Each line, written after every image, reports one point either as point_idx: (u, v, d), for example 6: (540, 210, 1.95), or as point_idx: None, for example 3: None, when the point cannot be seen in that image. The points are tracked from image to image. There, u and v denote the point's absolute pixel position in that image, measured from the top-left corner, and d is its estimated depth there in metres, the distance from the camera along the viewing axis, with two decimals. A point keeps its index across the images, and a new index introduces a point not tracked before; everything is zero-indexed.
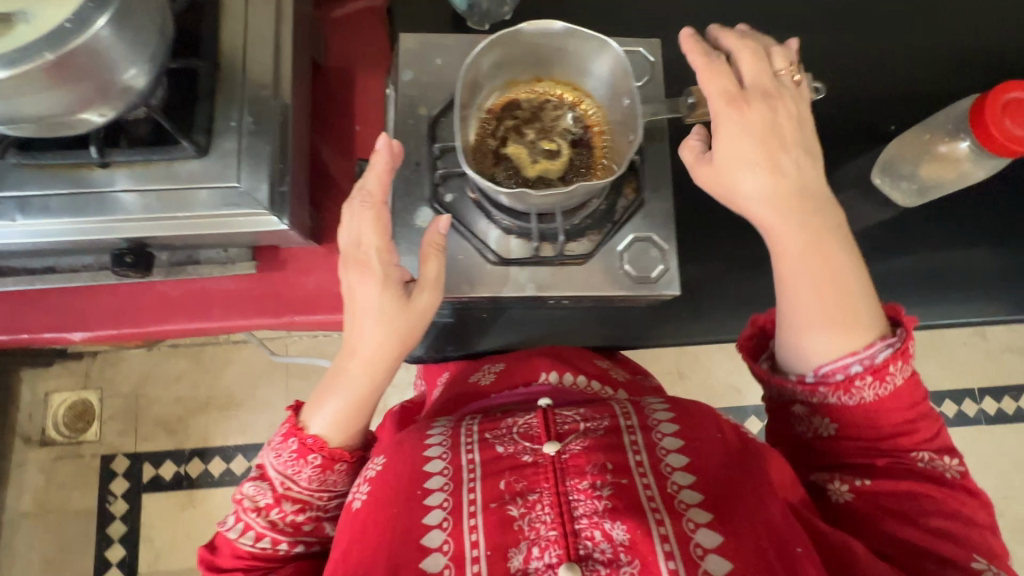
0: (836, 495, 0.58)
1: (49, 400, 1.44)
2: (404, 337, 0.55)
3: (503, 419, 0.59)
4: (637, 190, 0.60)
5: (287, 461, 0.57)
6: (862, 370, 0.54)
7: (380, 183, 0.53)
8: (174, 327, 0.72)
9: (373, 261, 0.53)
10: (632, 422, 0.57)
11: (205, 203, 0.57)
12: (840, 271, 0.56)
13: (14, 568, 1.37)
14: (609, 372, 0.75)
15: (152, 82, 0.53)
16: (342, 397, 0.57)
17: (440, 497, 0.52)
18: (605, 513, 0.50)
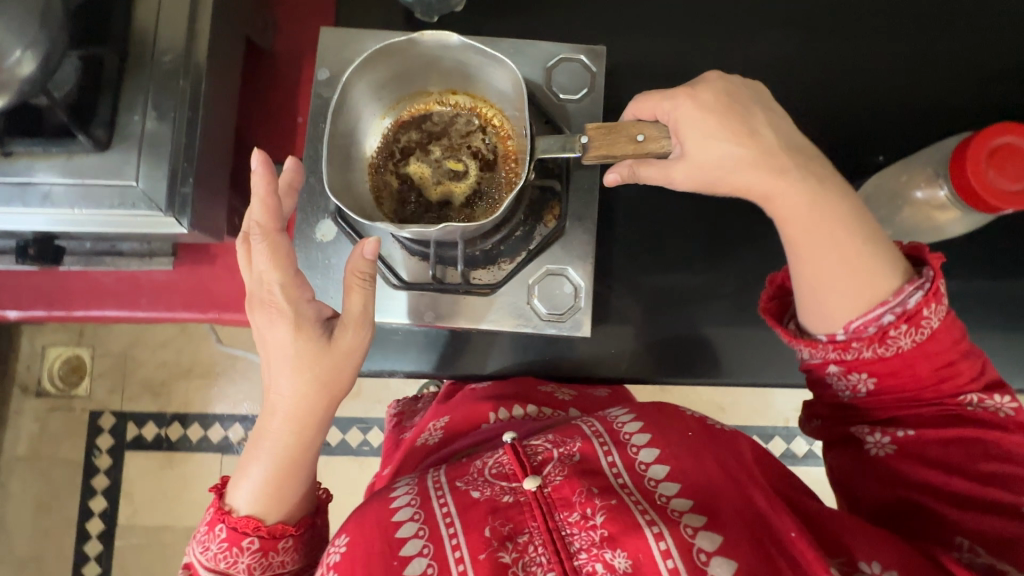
0: (874, 448, 0.50)
1: (45, 354, 1.42)
2: (327, 381, 0.50)
3: (471, 463, 0.53)
4: (559, 217, 0.57)
5: (219, 554, 0.52)
6: (894, 319, 0.45)
7: (265, 209, 0.47)
8: (102, 313, 0.71)
9: (278, 300, 0.49)
10: (603, 437, 0.51)
11: (101, 200, 0.55)
12: (842, 222, 0.48)
13: (6, 508, 1.38)
14: (555, 395, 0.66)
15: (47, 68, 0.51)
16: (266, 462, 0.52)
17: (422, 561, 0.45)
18: (605, 544, 0.44)
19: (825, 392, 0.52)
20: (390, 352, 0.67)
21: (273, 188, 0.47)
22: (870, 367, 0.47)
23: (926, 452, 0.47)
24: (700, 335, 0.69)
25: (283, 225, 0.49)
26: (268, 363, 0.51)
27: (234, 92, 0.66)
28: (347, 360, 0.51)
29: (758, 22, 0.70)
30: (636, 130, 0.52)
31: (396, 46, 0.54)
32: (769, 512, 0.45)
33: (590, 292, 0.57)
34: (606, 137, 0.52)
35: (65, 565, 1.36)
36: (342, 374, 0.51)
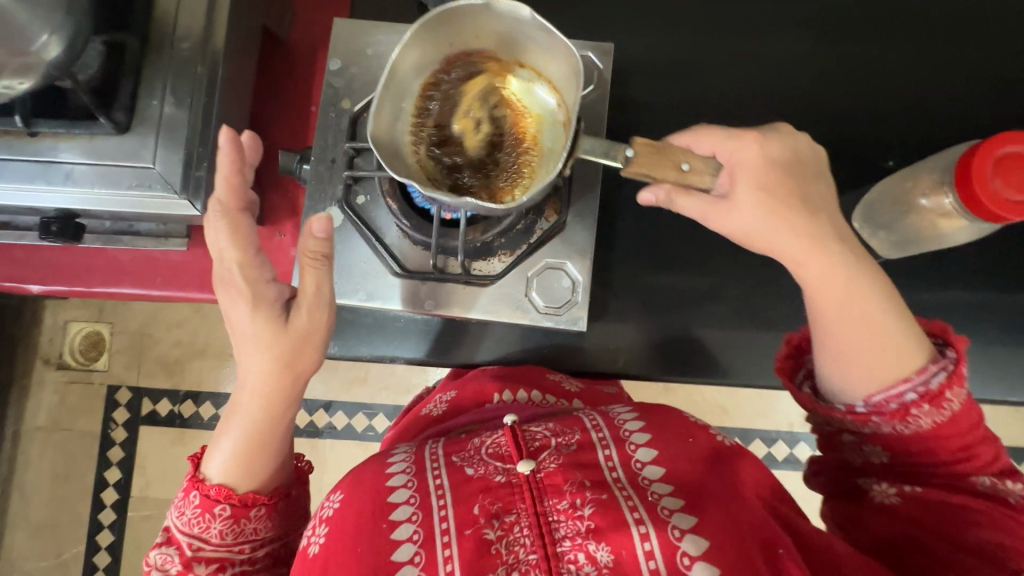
0: (878, 497, 0.50)
1: (67, 328, 1.47)
2: (290, 363, 0.52)
3: (469, 440, 0.54)
4: (560, 212, 0.58)
5: (193, 520, 0.54)
6: (917, 397, 0.47)
7: (229, 187, 0.49)
8: (119, 291, 0.74)
9: (237, 279, 0.50)
10: (604, 435, 0.52)
11: (120, 182, 0.57)
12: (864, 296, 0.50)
13: (25, 475, 1.43)
14: (561, 383, 0.66)
15: (70, 54, 0.53)
16: (238, 436, 0.54)
17: (409, 528, 0.47)
18: (590, 535, 0.45)
19: (836, 454, 0.54)
20: (390, 338, 0.69)
21: (238, 162, 0.50)
22: (885, 440, 0.49)
23: (929, 513, 0.48)
24: (700, 335, 0.69)
25: (246, 204, 0.51)
26: (235, 342, 0.53)
27: (249, 80, 0.67)
28: (307, 341, 0.52)
29: (772, 22, 0.70)
30: (684, 158, 0.50)
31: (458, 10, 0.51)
32: (762, 526, 0.46)
33: (588, 288, 0.58)
34: (652, 157, 0.50)
35: (78, 532, 1.41)
36: (306, 356, 0.53)
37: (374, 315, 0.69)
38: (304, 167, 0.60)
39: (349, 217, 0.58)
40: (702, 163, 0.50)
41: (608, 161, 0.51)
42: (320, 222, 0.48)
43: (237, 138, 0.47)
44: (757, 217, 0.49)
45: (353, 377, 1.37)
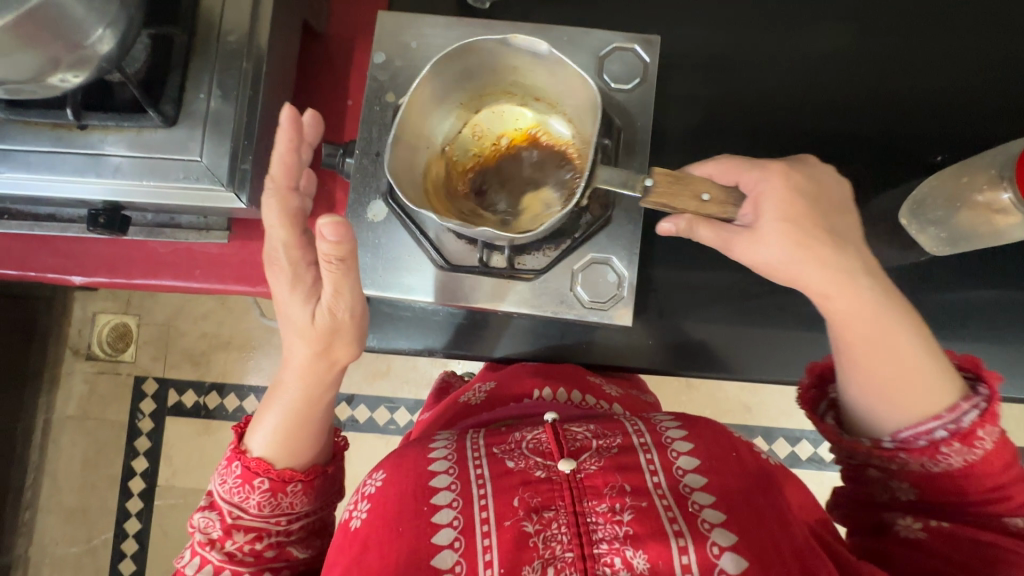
0: (903, 530, 0.50)
1: (96, 320, 1.49)
2: (325, 351, 0.53)
3: (511, 433, 0.54)
4: (605, 206, 0.58)
5: (234, 488, 0.54)
6: (947, 435, 0.47)
7: (282, 167, 0.48)
8: (158, 282, 0.75)
9: (281, 258, 0.50)
10: (646, 440, 0.51)
11: (170, 174, 0.58)
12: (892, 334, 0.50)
13: (55, 463, 1.46)
14: (603, 387, 0.68)
15: (122, 47, 0.53)
16: (279, 412, 0.55)
17: (450, 513, 0.47)
18: (628, 540, 0.45)
19: (860, 488, 0.53)
20: (428, 332, 0.69)
21: (296, 142, 0.48)
22: (914, 476, 0.49)
23: (960, 552, 0.47)
24: (739, 331, 0.69)
25: (298, 182, 0.49)
26: (281, 322, 0.54)
27: (290, 74, 0.68)
28: (338, 331, 0.52)
29: (813, 16, 0.69)
30: (703, 188, 0.51)
31: (488, 42, 0.55)
32: (804, 550, 0.45)
33: (634, 283, 0.58)
34: (672, 185, 0.50)
35: (107, 520, 1.44)
36: (339, 346, 0.53)
37: (413, 309, 0.68)
38: (347, 161, 0.60)
39: (395, 210, 0.59)
40: (724, 193, 0.51)
41: (625, 190, 0.52)
42: (327, 226, 0.41)
43: (298, 116, 0.46)
44: (771, 210, 0.50)
45: (376, 370, 1.38)
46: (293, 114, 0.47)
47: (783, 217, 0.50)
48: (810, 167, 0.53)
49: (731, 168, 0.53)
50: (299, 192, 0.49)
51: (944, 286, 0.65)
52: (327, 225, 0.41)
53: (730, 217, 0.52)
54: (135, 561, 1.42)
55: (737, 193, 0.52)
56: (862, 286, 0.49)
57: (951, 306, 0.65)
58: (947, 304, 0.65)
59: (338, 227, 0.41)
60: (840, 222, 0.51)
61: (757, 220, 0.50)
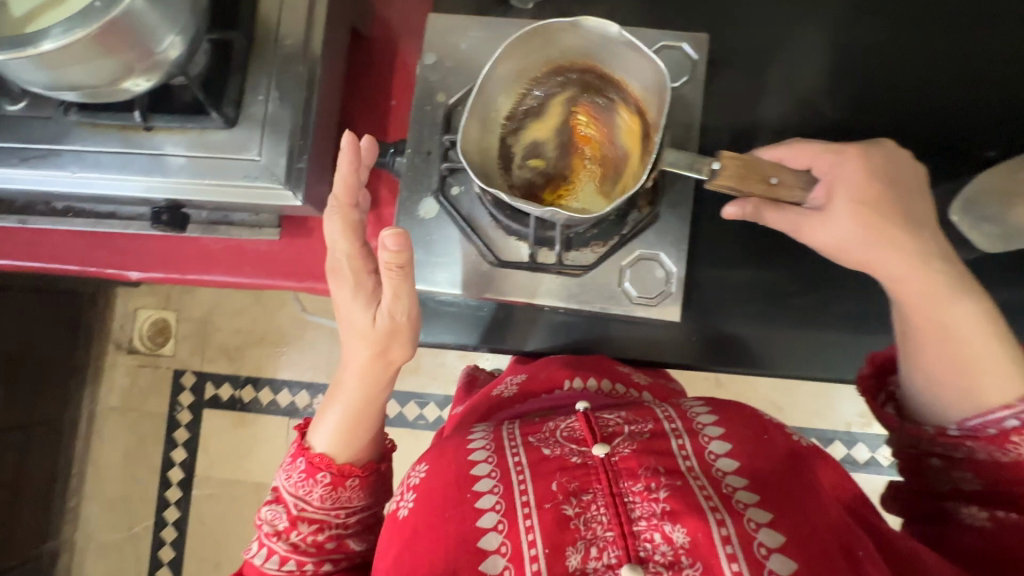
0: (968, 519, 0.49)
1: (137, 315, 1.55)
2: (382, 352, 0.54)
3: (544, 423, 0.54)
4: (652, 203, 0.58)
5: (298, 482, 0.57)
6: (1020, 425, 0.46)
7: (344, 185, 0.49)
8: (210, 278, 0.77)
9: (343, 267, 0.52)
10: (676, 425, 0.51)
11: (231, 173, 0.60)
12: (960, 322, 0.49)
13: (99, 452, 1.52)
14: (631, 376, 0.68)
15: (189, 52, 0.55)
16: (340, 410, 0.57)
17: (492, 498, 0.47)
18: (666, 517, 0.44)
19: (922, 480, 0.53)
20: (472, 327, 0.70)
21: (356, 164, 0.49)
22: (978, 466, 0.48)
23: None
24: (781, 328, 0.68)
25: (358, 200, 0.51)
26: (342, 327, 0.56)
27: (339, 76, 0.70)
28: (397, 333, 0.53)
29: (859, 12, 0.68)
30: (772, 172, 0.51)
31: (560, 24, 0.55)
32: (841, 526, 0.45)
33: (683, 279, 0.58)
34: (741, 170, 0.50)
35: (148, 508, 1.49)
36: (396, 348, 0.55)
37: (457, 305, 0.70)
38: (398, 159, 0.62)
39: (446, 207, 0.60)
40: (792, 177, 0.51)
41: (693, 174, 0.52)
42: (389, 237, 0.44)
43: (356, 141, 0.46)
44: (844, 191, 0.50)
45: (406, 365, 1.40)
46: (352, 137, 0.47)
47: (857, 200, 0.49)
48: (883, 151, 0.52)
49: (800, 151, 0.53)
50: (359, 208, 0.52)
51: (997, 284, 0.64)
52: (390, 235, 0.44)
53: (799, 200, 0.52)
54: (174, 548, 1.47)
55: (809, 176, 0.52)
56: (932, 271, 0.49)
57: (1004, 304, 0.63)
58: (1000, 302, 0.64)
59: (399, 237, 0.44)
60: (914, 208, 0.50)
61: (830, 202, 0.51)
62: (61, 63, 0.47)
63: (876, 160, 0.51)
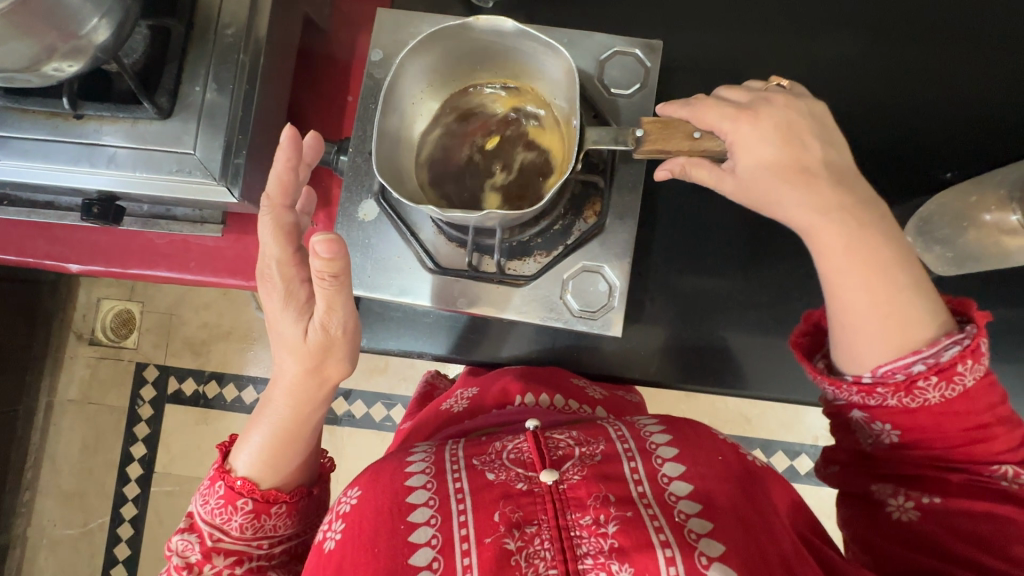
0: (895, 512, 0.47)
1: (100, 305, 1.50)
2: (316, 370, 0.52)
3: (491, 443, 0.51)
4: (599, 213, 0.58)
5: (215, 509, 0.55)
6: (925, 369, 0.43)
7: (279, 182, 0.47)
8: (153, 273, 0.74)
9: (274, 275, 0.49)
10: (629, 447, 0.49)
11: (163, 166, 0.57)
12: (875, 264, 0.45)
13: (54, 445, 1.47)
14: (586, 389, 0.66)
15: (118, 38, 0.52)
16: (265, 430, 0.55)
17: (428, 532, 0.44)
18: (613, 554, 0.42)
19: (847, 437, 0.50)
20: (418, 334, 0.67)
21: (295, 161, 0.47)
22: (893, 416, 0.45)
23: (954, 527, 0.44)
24: (731, 344, 0.67)
25: (294, 201, 0.49)
26: (273, 339, 0.53)
27: (289, 69, 0.68)
28: (329, 351, 0.51)
29: (820, 25, 0.68)
30: (692, 127, 0.52)
31: (452, 28, 0.53)
32: (791, 556, 0.43)
33: (625, 293, 0.57)
34: (661, 131, 0.52)
35: (104, 504, 1.44)
36: (332, 364, 0.52)
37: (404, 310, 0.68)
38: (341, 158, 0.61)
39: (386, 211, 0.59)
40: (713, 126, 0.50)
41: (619, 147, 0.53)
42: (321, 244, 0.41)
43: (297, 136, 0.45)
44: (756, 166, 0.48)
45: (373, 367, 1.37)
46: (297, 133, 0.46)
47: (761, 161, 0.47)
48: (773, 104, 0.48)
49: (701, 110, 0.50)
50: (295, 211, 0.49)
51: None
52: (321, 242, 0.41)
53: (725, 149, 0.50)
54: (129, 546, 1.43)
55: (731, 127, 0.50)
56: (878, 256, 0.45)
57: None
58: None
59: (331, 245, 0.42)
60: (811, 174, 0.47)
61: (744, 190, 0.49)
62: None
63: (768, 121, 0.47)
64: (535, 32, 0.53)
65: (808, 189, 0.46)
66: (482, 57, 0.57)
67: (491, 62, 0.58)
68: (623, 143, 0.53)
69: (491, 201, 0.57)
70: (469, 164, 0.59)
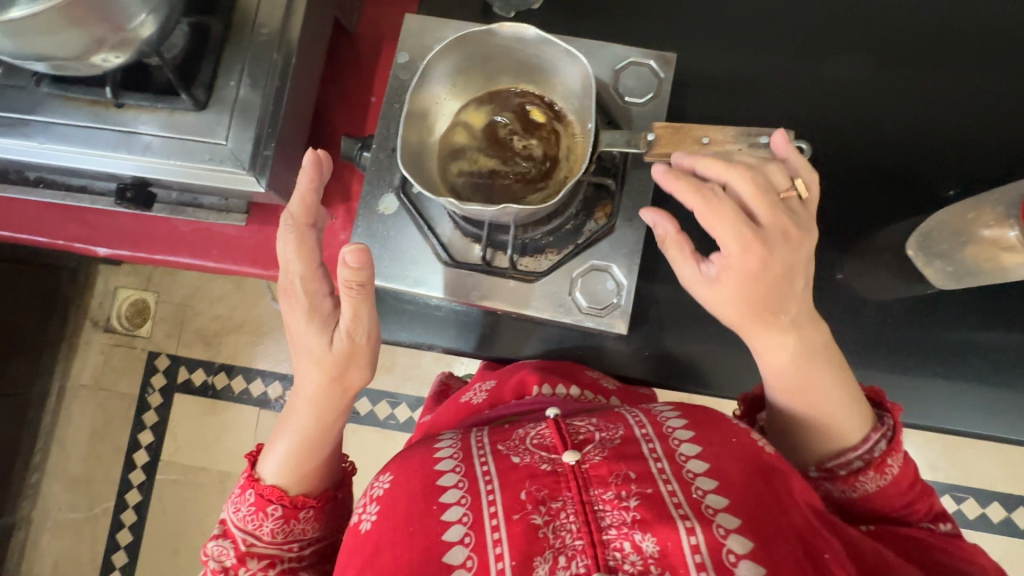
0: None
1: (117, 294, 1.54)
2: (337, 378, 0.54)
3: (514, 430, 0.52)
4: (609, 215, 0.60)
5: (247, 516, 0.56)
6: (862, 464, 0.51)
7: (303, 204, 0.49)
8: (177, 259, 0.77)
9: (297, 291, 0.51)
10: (647, 430, 0.49)
11: (196, 155, 0.60)
12: (818, 381, 0.51)
13: (65, 429, 1.50)
14: (600, 381, 0.67)
15: (162, 32, 0.56)
16: (290, 439, 0.57)
17: (459, 510, 0.45)
18: (636, 525, 0.42)
19: None
20: (430, 327, 0.70)
21: (316, 183, 0.50)
22: (836, 501, 0.53)
23: (901, 548, 0.49)
24: (732, 350, 0.68)
25: (315, 220, 0.51)
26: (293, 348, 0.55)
27: (318, 69, 0.71)
28: (352, 360, 0.53)
29: (831, 47, 0.70)
30: (703, 132, 0.55)
31: (477, 33, 0.56)
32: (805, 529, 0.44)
33: (632, 292, 0.59)
34: (672, 136, 0.55)
35: (110, 489, 1.47)
36: (353, 371, 0.54)
37: (416, 303, 0.70)
38: (364, 154, 0.64)
39: (405, 204, 0.61)
40: (722, 133, 0.54)
41: (632, 150, 0.55)
42: (350, 254, 0.44)
43: (322, 158, 0.48)
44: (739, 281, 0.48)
45: (379, 365, 1.39)
46: (317, 158, 0.49)
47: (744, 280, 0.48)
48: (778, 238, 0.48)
49: (715, 212, 0.47)
50: (317, 228, 0.51)
51: (945, 321, 0.66)
52: (350, 252, 0.44)
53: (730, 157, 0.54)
54: (131, 532, 1.44)
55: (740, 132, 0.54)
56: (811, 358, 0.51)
57: (952, 341, 0.65)
58: (946, 338, 0.66)
59: (359, 255, 0.44)
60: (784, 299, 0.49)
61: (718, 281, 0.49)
62: (25, 33, 0.47)
63: (781, 259, 0.47)
64: (556, 40, 0.55)
65: (775, 312, 0.49)
66: (508, 62, 0.60)
67: (513, 64, 0.61)
68: (635, 146, 0.55)
69: (475, 118, 0.62)
70: (496, 123, 0.62)
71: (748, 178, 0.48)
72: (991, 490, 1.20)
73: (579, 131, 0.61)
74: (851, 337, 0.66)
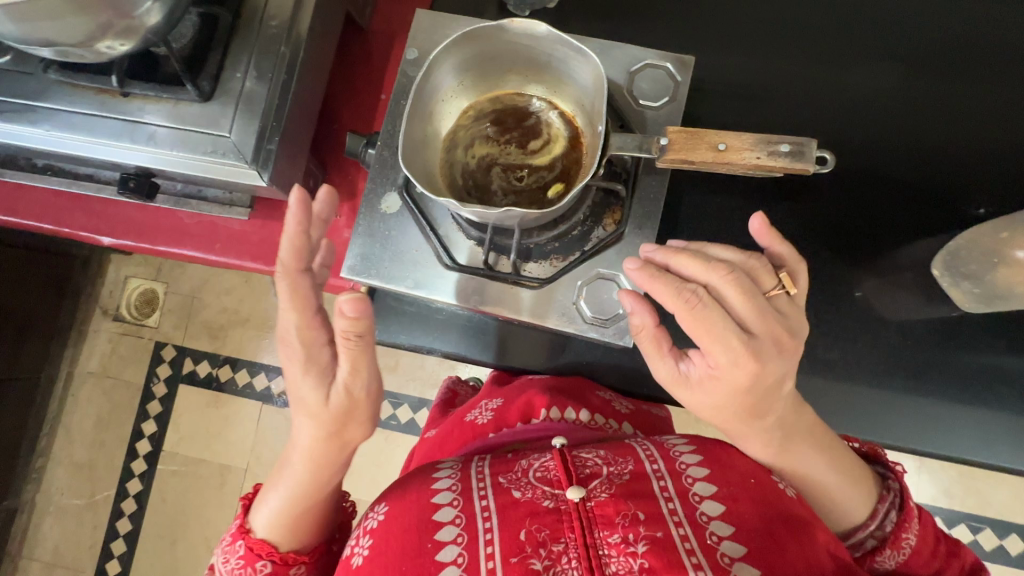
0: None
1: (128, 283, 1.55)
2: (335, 432, 0.52)
3: (517, 461, 0.50)
4: (619, 222, 0.58)
5: (236, 567, 0.55)
6: (876, 543, 0.52)
7: (292, 252, 0.44)
8: (180, 252, 0.77)
9: (293, 341, 0.47)
10: (658, 466, 0.47)
11: (200, 147, 0.59)
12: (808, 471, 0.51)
13: (71, 415, 1.51)
14: (612, 404, 0.66)
15: (169, 22, 0.55)
16: (282, 493, 0.55)
17: (455, 550, 0.43)
18: (643, 575, 0.40)
19: None
20: (430, 330, 0.68)
21: (306, 225, 0.44)
22: None
23: None
24: None
25: (310, 263, 0.45)
26: (291, 395, 0.51)
27: (327, 63, 0.70)
28: (351, 414, 0.51)
29: (857, 55, 0.67)
30: (719, 138, 0.52)
31: (486, 29, 0.54)
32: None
33: None
34: (686, 141, 0.52)
35: (111, 477, 1.47)
36: (352, 426, 0.52)
37: (417, 305, 0.68)
38: (369, 151, 0.63)
39: (408, 204, 0.60)
40: (736, 140, 0.52)
41: (643, 155, 0.53)
42: (348, 303, 0.42)
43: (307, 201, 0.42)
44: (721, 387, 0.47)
45: (383, 364, 1.38)
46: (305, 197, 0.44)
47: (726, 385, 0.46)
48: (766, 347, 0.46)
49: (701, 324, 0.44)
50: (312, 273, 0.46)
51: (970, 347, 0.62)
52: (348, 301, 0.42)
53: (747, 163, 0.51)
54: (131, 521, 1.45)
55: (757, 137, 0.51)
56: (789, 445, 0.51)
57: (976, 368, 0.62)
58: (970, 365, 0.62)
59: (357, 303, 0.42)
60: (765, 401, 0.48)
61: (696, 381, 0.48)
62: (27, 18, 0.46)
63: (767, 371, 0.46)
64: (567, 37, 0.53)
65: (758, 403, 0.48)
66: (520, 58, 0.58)
67: (524, 62, 0.59)
68: (647, 151, 0.53)
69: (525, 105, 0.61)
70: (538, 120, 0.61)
71: (734, 281, 0.45)
72: (1010, 521, 1.16)
73: (588, 133, 0.59)
74: (869, 359, 0.63)
